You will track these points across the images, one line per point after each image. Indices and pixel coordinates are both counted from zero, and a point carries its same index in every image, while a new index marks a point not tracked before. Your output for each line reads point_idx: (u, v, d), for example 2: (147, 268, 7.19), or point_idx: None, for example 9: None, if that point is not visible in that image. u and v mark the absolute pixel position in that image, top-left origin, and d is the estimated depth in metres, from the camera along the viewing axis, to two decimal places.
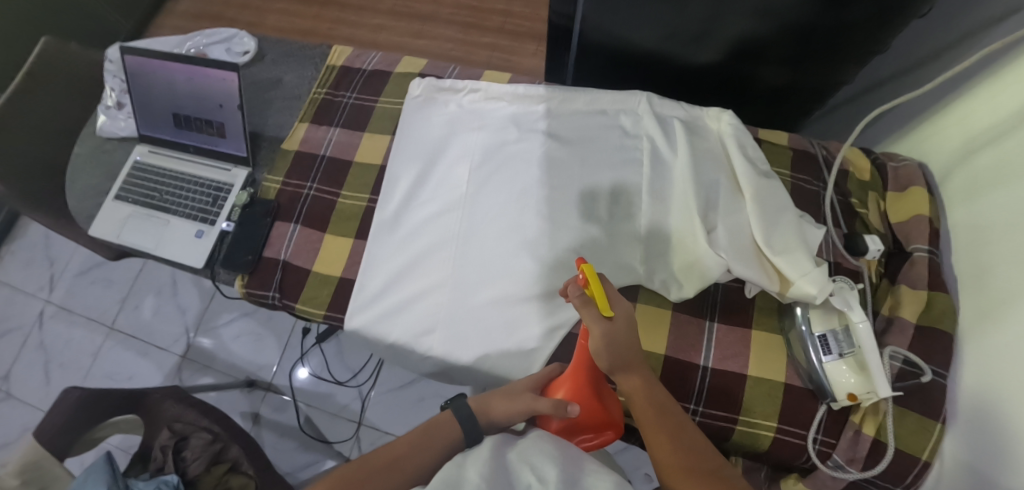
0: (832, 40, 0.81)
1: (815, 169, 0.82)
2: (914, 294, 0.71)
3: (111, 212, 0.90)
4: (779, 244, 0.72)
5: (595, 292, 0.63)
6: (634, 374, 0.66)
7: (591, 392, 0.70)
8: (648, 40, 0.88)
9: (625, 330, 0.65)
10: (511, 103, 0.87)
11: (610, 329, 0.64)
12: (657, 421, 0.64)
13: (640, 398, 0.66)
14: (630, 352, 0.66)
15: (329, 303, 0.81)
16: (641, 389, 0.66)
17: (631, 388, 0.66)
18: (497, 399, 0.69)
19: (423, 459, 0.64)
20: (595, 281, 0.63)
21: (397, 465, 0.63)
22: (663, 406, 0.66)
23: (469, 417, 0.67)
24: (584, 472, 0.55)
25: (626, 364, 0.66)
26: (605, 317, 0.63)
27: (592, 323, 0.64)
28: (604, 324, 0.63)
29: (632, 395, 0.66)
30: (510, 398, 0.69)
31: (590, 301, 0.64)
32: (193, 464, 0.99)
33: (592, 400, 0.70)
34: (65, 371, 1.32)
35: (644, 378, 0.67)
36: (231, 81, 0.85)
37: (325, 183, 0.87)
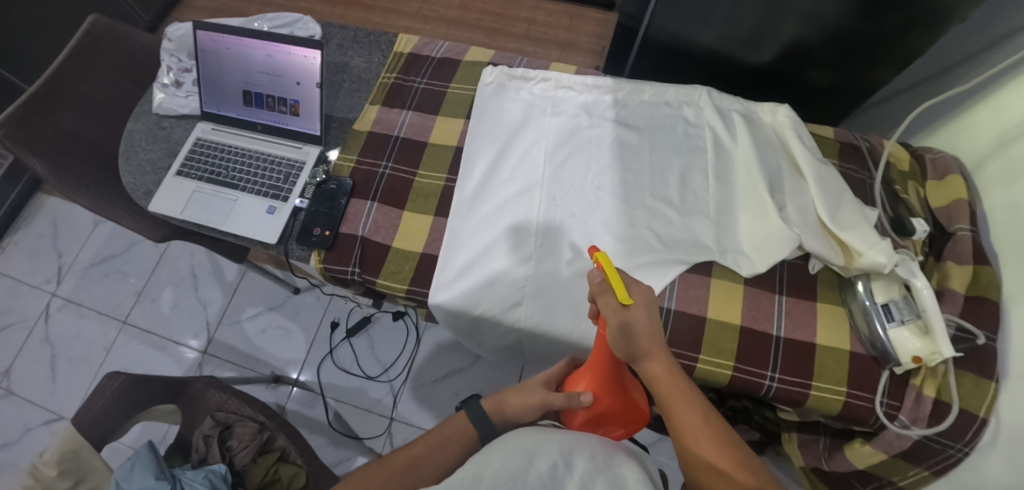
0: (871, 45, 0.90)
1: (860, 158, 0.90)
2: (961, 269, 0.79)
3: (174, 188, 0.89)
4: (844, 221, 0.79)
5: (611, 281, 0.63)
6: (658, 361, 0.64)
7: (611, 384, 0.69)
8: (706, 39, 0.96)
9: (644, 318, 0.63)
10: (582, 92, 0.91)
11: (625, 319, 0.63)
12: (682, 410, 0.61)
13: (664, 386, 0.63)
14: (650, 338, 0.63)
15: (412, 278, 0.81)
16: (663, 378, 0.63)
17: (656, 376, 0.63)
18: (511, 397, 0.68)
19: (444, 458, 0.63)
20: (609, 269, 0.62)
21: (417, 465, 0.62)
22: (686, 396, 0.62)
23: (481, 419, 0.66)
24: (612, 461, 0.54)
25: (645, 352, 0.64)
26: (622, 306, 0.63)
27: (610, 312, 0.63)
28: (620, 314, 0.63)
29: (656, 382, 0.63)
30: (524, 393, 0.68)
31: (607, 291, 0.63)
32: (241, 453, 0.96)
33: (614, 390, 0.69)
34: (73, 366, 1.31)
35: (669, 365, 0.64)
36: (312, 59, 0.86)
37: (401, 162, 0.89)
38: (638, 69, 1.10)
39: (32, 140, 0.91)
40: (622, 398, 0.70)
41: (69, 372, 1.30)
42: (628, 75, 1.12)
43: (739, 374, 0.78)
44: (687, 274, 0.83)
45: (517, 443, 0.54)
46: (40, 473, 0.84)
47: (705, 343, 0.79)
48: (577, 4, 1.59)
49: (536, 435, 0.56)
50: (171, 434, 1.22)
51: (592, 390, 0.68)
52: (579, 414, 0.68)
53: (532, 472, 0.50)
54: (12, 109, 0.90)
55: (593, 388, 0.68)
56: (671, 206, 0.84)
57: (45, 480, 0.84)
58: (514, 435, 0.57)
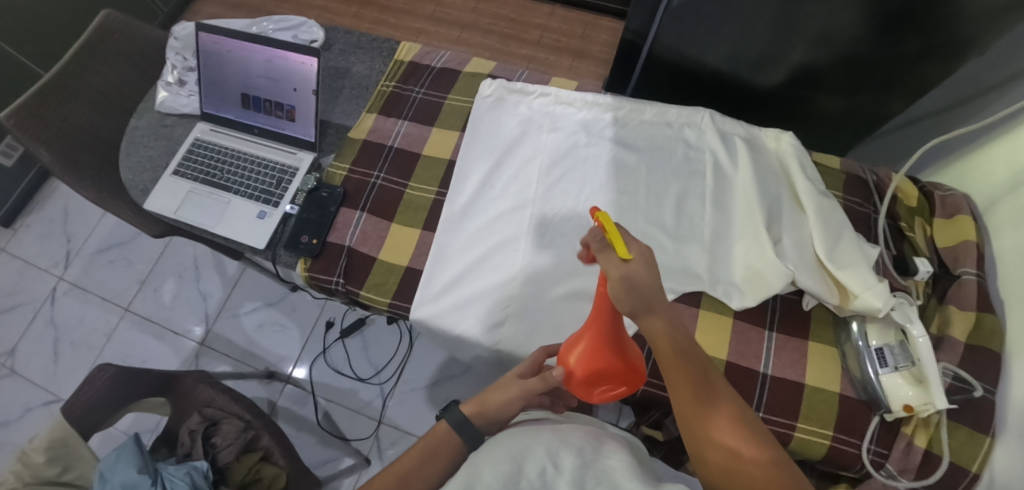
0: (886, 72, 0.86)
1: (866, 192, 0.87)
2: (964, 315, 0.76)
3: (169, 188, 0.90)
4: (842, 259, 0.76)
5: (611, 237, 0.55)
6: (659, 313, 0.56)
7: (608, 345, 0.64)
8: (713, 59, 0.93)
9: (647, 272, 0.55)
10: (581, 109, 0.89)
11: (629, 274, 0.54)
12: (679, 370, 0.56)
13: (665, 343, 0.56)
14: (652, 289, 0.55)
15: (395, 292, 0.81)
16: (663, 334, 0.56)
17: (656, 332, 0.56)
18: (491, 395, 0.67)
19: (431, 472, 0.62)
20: (610, 227, 0.55)
21: (406, 482, 0.61)
22: (688, 358, 0.56)
23: (462, 423, 0.65)
24: (599, 455, 0.56)
25: (646, 305, 0.56)
26: (623, 262, 0.54)
27: (609, 271, 0.55)
28: (623, 271, 0.54)
29: (656, 338, 0.56)
30: (501, 389, 0.66)
31: (607, 246, 0.55)
32: (225, 451, 0.96)
33: (610, 348, 0.65)
34: (75, 350, 1.34)
35: (668, 317, 0.57)
36: (310, 66, 0.85)
37: (393, 172, 0.88)
38: (643, 86, 1.07)
39: (39, 131, 0.90)
40: (620, 356, 0.65)
41: (71, 356, 1.34)
42: (633, 91, 1.10)
43: None
44: (676, 303, 0.80)
45: (504, 452, 0.56)
46: (27, 459, 0.85)
47: None
48: (592, 12, 1.56)
49: (522, 439, 0.57)
50: (163, 424, 1.24)
51: (589, 350, 0.65)
52: (574, 375, 0.66)
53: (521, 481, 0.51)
54: (22, 100, 0.89)
55: (587, 348, 0.65)
56: (665, 232, 0.82)
57: (33, 466, 0.85)
58: (501, 441, 0.58)
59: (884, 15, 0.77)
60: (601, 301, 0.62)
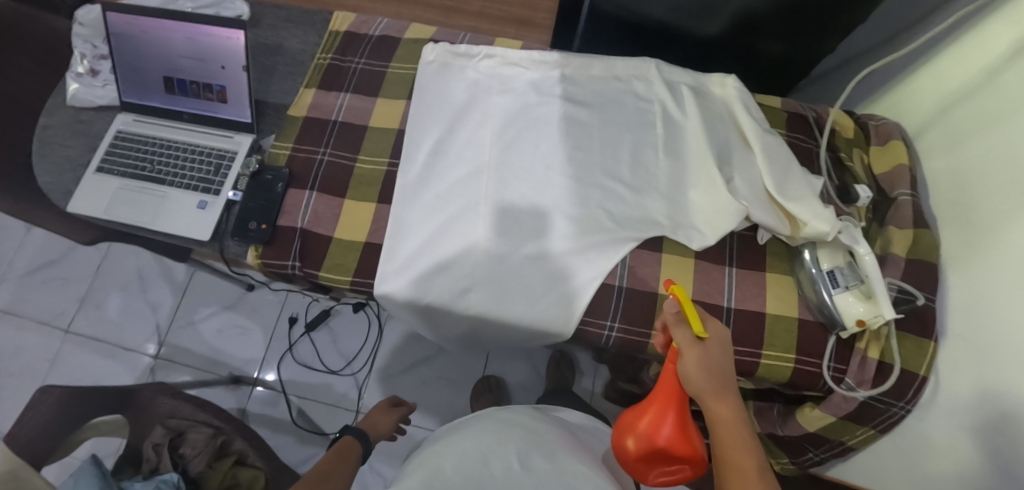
0: (820, 13, 0.89)
1: (807, 128, 0.91)
2: (902, 233, 0.80)
3: (96, 186, 0.82)
4: (791, 192, 0.79)
5: (688, 313, 0.62)
6: (728, 397, 0.60)
7: (675, 424, 0.65)
8: (656, 12, 0.93)
9: (721, 355, 0.61)
10: (530, 69, 0.88)
11: (705, 353, 0.60)
12: (738, 455, 0.58)
13: (726, 426, 0.60)
14: (720, 376, 0.60)
15: (356, 269, 0.78)
16: (727, 419, 0.60)
17: (720, 416, 0.60)
18: (374, 419, 0.98)
19: (343, 469, 0.79)
20: (685, 300, 0.62)
21: (327, 474, 0.76)
22: (745, 445, 0.58)
23: (360, 434, 0.88)
24: (565, 457, 0.67)
25: (717, 385, 0.60)
26: (698, 341, 0.61)
27: (684, 347, 0.61)
28: (699, 348, 0.60)
29: (720, 422, 0.60)
30: (381, 414, 0.99)
31: (682, 322, 0.62)
32: (195, 460, 0.91)
33: (671, 430, 0.65)
34: (15, 380, 1.24)
35: (736, 406, 0.60)
36: (236, 40, 0.79)
37: (340, 147, 0.85)
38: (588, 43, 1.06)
39: None
40: (679, 443, 0.65)
41: (12, 387, 1.24)
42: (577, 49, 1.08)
43: None
44: (639, 250, 0.81)
45: (477, 446, 0.67)
46: None
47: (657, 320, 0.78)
48: None
49: (495, 438, 0.69)
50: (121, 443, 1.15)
51: (650, 426, 0.66)
52: (634, 453, 0.67)
53: (488, 475, 0.63)
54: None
55: (647, 426, 0.66)
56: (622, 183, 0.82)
57: None
58: (478, 434, 0.70)
59: None
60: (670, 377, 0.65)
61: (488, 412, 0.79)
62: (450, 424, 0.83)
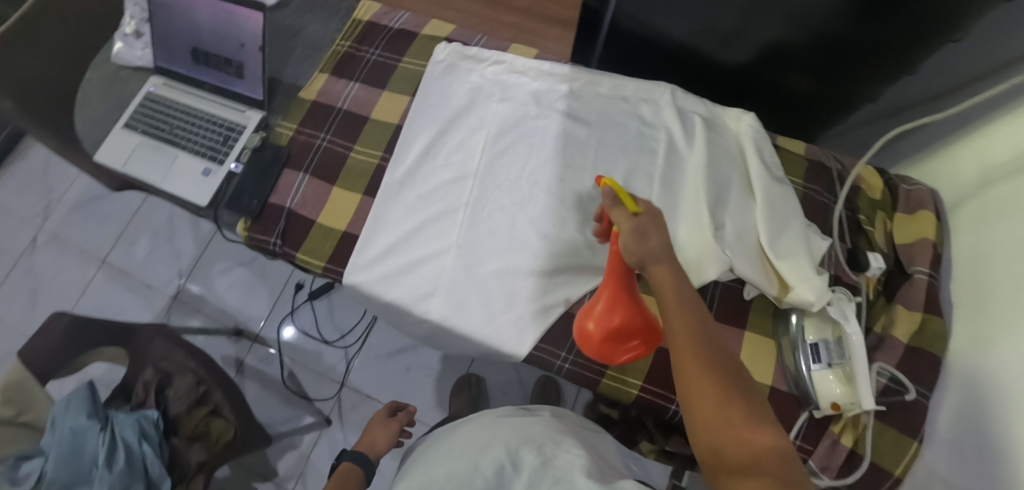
0: (862, 55, 0.80)
1: (828, 181, 0.83)
2: (909, 315, 0.73)
3: (119, 140, 0.89)
4: (784, 249, 0.73)
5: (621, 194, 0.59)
6: (670, 267, 0.56)
7: (629, 299, 0.64)
8: (679, 32, 0.87)
9: (658, 224, 0.58)
10: (536, 79, 0.87)
11: (641, 223, 0.57)
12: (685, 325, 0.52)
13: (670, 293, 0.54)
14: (657, 242, 0.57)
15: (330, 256, 0.80)
16: (671, 285, 0.55)
17: (663, 284, 0.55)
18: (373, 435, 0.96)
19: None
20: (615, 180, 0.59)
21: None
22: (696, 315, 0.53)
23: (360, 460, 0.89)
24: (555, 451, 0.64)
25: (652, 255, 0.56)
26: (633, 216, 0.58)
27: (620, 225, 0.58)
28: (634, 222, 0.57)
29: (664, 290, 0.55)
30: (380, 428, 0.97)
31: (616, 204, 0.59)
32: (176, 403, 1.00)
33: (620, 315, 0.64)
34: (54, 298, 1.39)
35: (679, 273, 0.56)
36: (254, 21, 0.83)
37: (339, 136, 0.87)
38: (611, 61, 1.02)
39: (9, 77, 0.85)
40: (630, 320, 0.64)
41: (50, 304, 1.38)
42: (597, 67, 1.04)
43: (646, 394, 0.74)
44: None
45: (467, 453, 0.65)
46: None
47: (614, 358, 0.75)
48: None
49: (481, 441, 0.67)
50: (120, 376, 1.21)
51: (608, 307, 0.64)
52: (595, 334, 0.67)
53: (478, 476, 0.61)
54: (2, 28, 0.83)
55: (605, 309, 0.65)
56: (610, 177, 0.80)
57: None
58: (469, 441, 0.68)
59: None
60: (613, 260, 0.62)
61: (481, 414, 0.78)
62: (445, 428, 0.81)
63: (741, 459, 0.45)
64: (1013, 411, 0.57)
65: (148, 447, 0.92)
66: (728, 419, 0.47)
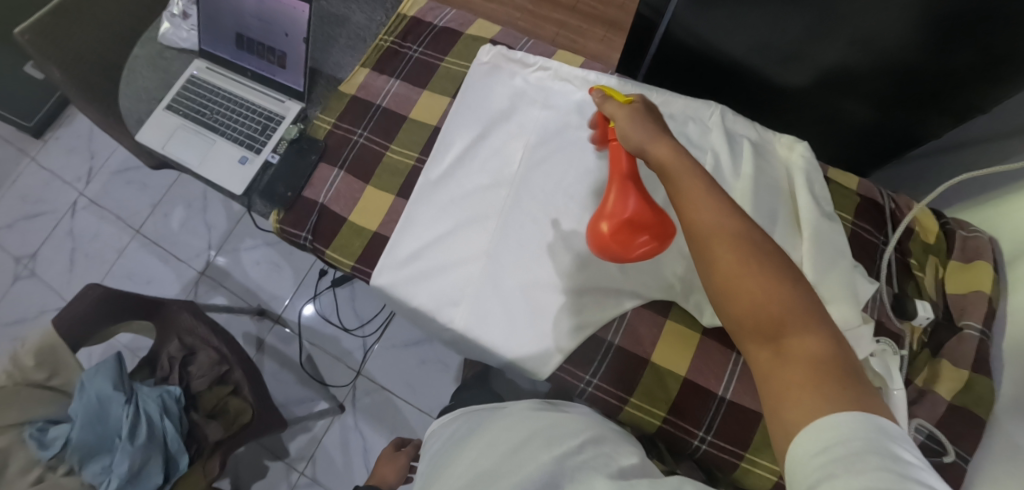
0: (928, 87, 0.76)
1: (878, 221, 0.79)
2: (956, 373, 0.70)
3: (160, 121, 0.90)
4: (827, 292, 0.69)
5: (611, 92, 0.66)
6: (667, 142, 0.57)
7: (637, 189, 0.64)
8: (734, 50, 0.83)
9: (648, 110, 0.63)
10: (580, 89, 0.83)
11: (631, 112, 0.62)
12: (693, 192, 0.51)
13: (671, 166, 0.55)
14: (656, 129, 0.60)
15: (359, 256, 0.80)
16: (670, 157, 0.56)
17: (664, 160, 0.56)
18: (383, 470, 1.00)
19: None
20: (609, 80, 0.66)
21: None
22: (700, 181, 0.52)
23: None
24: (598, 452, 0.62)
25: (649, 136, 0.59)
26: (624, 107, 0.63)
27: (621, 121, 0.62)
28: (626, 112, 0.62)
29: (663, 162, 0.56)
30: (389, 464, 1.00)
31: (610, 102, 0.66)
32: (198, 380, 1.01)
33: (633, 199, 0.64)
34: (90, 261, 1.42)
35: (678, 148, 0.56)
36: (301, 11, 0.82)
37: (376, 133, 0.86)
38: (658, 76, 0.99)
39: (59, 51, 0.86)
40: (642, 208, 0.64)
41: (86, 267, 1.42)
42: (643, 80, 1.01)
43: (668, 426, 0.72)
44: (641, 309, 0.76)
45: (506, 448, 0.64)
46: (18, 361, 0.89)
47: (638, 386, 0.73)
48: None
49: (517, 436, 0.66)
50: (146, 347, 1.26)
51: (615, 200, 0.65)
52: (605, 230, 0.66)
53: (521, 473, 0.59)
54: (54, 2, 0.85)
55: (613, 199, 0.65)
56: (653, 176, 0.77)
57: (23, 369, 0.89)
58: (505, 433, 0.67)
59: (936, 19, 0.66)
60: (617, 154, 0.66)
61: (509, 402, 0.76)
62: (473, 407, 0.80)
63: (765, 325, 0.45)
64: None
65: (169, 423, 0.95)
66: (750, 283, 0.46)
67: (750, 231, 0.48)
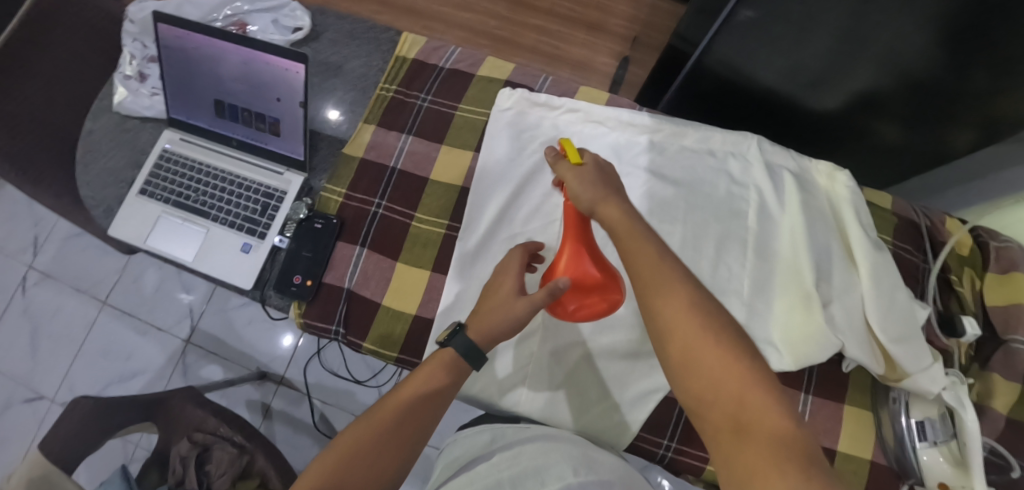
0: (955, 106, 0.74)
1: (917, 240, 0.81)
2: (1009, 386, 0.72)
3: (137, 210, 0.78)
4: (896, 331, 0.70)
5: (567, 149, 0.61)
6: (613, 203, 0.56)
7: (584, 251, 0.63)
8: (765, 78, 0.80)
9: (602, 169, 0.60)
10: (615, 130, 0.80)
11: (586, 172, 0.59)
12: (646, 263, 0.52)
13: (622, 229, 0.54)
14: (607, 189, 0.57)
15: (403, 345, 0.72)
16: (621, 222, 0.55)
17: (615, 225, 0.55)
18: (484, 320, 0.58)
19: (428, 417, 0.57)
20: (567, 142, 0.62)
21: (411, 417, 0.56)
22: (652, 250, 0.52)
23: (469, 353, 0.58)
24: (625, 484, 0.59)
25: (602, 197, 0.57)
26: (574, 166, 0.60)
27: (565, 178, 0.59)
28: (575, 172, 0.59)
29: (614, 228, 0.55)
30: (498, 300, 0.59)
31: (561, 159, 0.61)
32: (218, 480, 0.88)
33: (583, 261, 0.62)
34: (54, 343, 1.25)
35: (627, 212, 0.55)
36: (295, 73, 0.71)
37: (396, 200, 0.77)
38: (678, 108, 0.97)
39: None
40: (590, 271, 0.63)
41: (51, 349, 1.25)
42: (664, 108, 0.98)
43: None
44: None
45: (528, 458, 0.61)
46: None
47: None
48: None
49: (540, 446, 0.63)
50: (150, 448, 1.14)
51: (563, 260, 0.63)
52: None
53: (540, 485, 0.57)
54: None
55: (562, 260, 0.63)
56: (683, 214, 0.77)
57: None
58: (528, 445, 0.64)
59: (967, 41, 0.64)
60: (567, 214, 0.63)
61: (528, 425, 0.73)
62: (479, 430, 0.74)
63: (720, 400, 0.46)
64: None
65: None
66: (708, 360, 0.47)
67: (702, 305, 0.49)
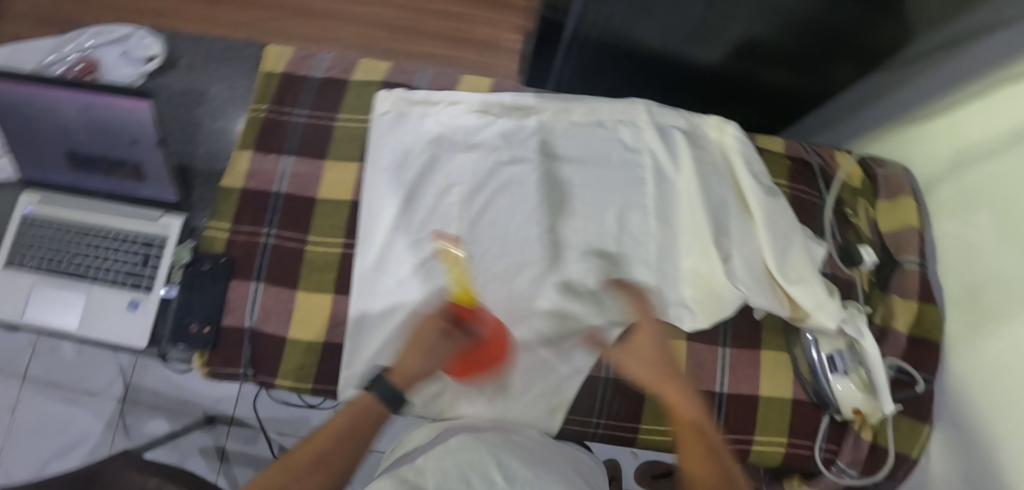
0: (830, 40, 0.75)
1: (810, 177, 0.83)
2: (906, 305, 0.75)
3: (8, 286, 0.72)
4: (792, 272, 0.72)
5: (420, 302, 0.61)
6: (676, 382, 0.57)
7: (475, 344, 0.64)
8: (648, 38, 0.79)
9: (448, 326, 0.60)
10: (500, 117, 0.78)
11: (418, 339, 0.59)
12: (688, 434, 0.53)
13: (677, 398, 0.56)
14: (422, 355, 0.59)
15: (316, 376, 0.70)
16: (679, 400, 0.56)
17: (671, 400, 0.56)
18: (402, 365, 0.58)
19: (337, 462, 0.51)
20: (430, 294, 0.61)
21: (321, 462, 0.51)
22: (692, 428, 0.53)
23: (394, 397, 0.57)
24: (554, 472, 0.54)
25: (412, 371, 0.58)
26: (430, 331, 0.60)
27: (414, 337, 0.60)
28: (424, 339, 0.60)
29: (671, 402, 0.56)
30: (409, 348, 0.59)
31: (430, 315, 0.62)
32: None
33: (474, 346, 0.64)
34: None
35: (687, 390, 0.56)
36: (144, 110, 0.66)
37: (286, 226, 0.74)
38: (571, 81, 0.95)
39: None
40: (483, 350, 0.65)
41: None
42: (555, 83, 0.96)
43: None
44: None
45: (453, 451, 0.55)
46: None
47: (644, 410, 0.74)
48: None
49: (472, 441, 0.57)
50: None
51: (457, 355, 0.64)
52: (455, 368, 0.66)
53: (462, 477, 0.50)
54: None
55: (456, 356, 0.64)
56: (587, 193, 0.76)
57: None
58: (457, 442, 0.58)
59: None
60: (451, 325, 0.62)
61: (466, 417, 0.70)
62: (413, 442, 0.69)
63: None
64: (998, 413, 0.63)
65: None
66: None
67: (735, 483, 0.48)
